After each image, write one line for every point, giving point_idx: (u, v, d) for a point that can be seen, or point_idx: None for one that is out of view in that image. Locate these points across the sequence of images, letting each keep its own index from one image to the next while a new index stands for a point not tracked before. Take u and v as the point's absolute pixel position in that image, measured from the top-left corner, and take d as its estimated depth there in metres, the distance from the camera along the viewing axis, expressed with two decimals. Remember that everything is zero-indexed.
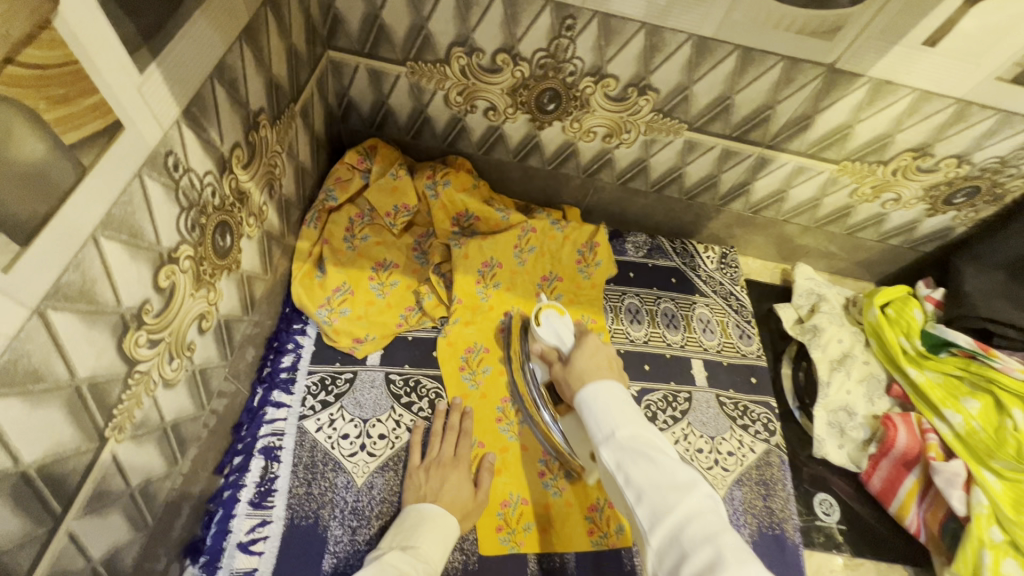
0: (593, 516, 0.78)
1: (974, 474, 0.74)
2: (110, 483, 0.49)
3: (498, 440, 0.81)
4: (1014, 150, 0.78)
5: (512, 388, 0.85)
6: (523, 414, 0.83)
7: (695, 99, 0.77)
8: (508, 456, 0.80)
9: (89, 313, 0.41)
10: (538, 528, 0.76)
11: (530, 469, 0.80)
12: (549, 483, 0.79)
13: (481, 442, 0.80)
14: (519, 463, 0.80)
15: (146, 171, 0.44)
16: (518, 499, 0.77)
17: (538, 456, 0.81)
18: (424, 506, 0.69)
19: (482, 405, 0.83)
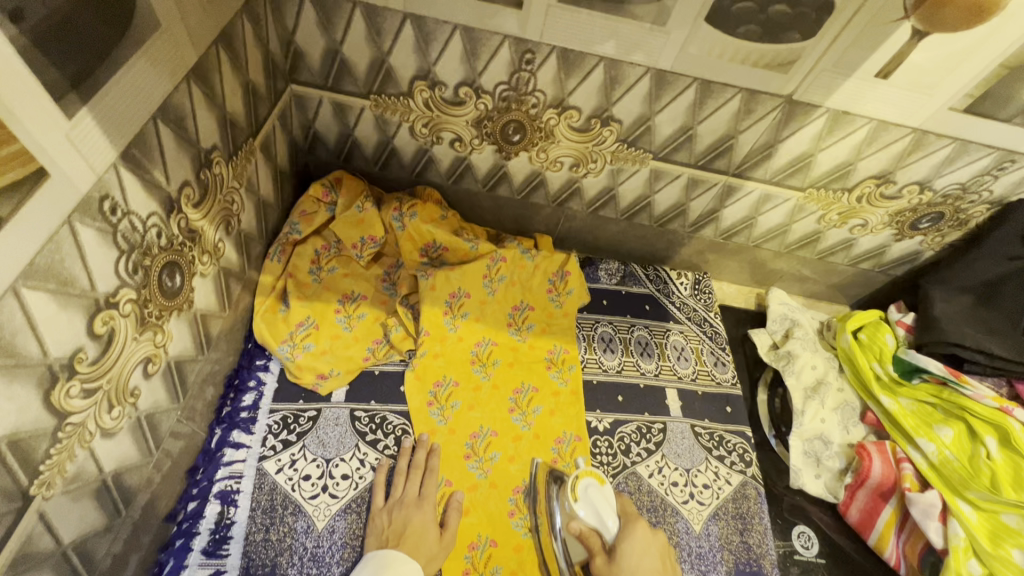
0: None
1: (950, 505, 0.73)
2: (37, 543, 0.46)
3: (466, 478, 0.79)
4: (974, 177, 0.78)
5: (481, 423, 0.83)
6: (492, 450, 0.81)
7: (658, 129, 0.77)
8: (476, 494, 0.78)
9: (9, 367, 0.39)
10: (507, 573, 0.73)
11: (499, 508, 0.77)
12: (519, 523, 0.77)
13: (449, 480, 0.78)
14: (488, 501, 0.78)
15: (76, 216, 0.43)
16: (488, 541, 0.75)
17: (508, 494, 0.79)
18: (385, 553, 0.66)
19: (451, 442, 0.81)
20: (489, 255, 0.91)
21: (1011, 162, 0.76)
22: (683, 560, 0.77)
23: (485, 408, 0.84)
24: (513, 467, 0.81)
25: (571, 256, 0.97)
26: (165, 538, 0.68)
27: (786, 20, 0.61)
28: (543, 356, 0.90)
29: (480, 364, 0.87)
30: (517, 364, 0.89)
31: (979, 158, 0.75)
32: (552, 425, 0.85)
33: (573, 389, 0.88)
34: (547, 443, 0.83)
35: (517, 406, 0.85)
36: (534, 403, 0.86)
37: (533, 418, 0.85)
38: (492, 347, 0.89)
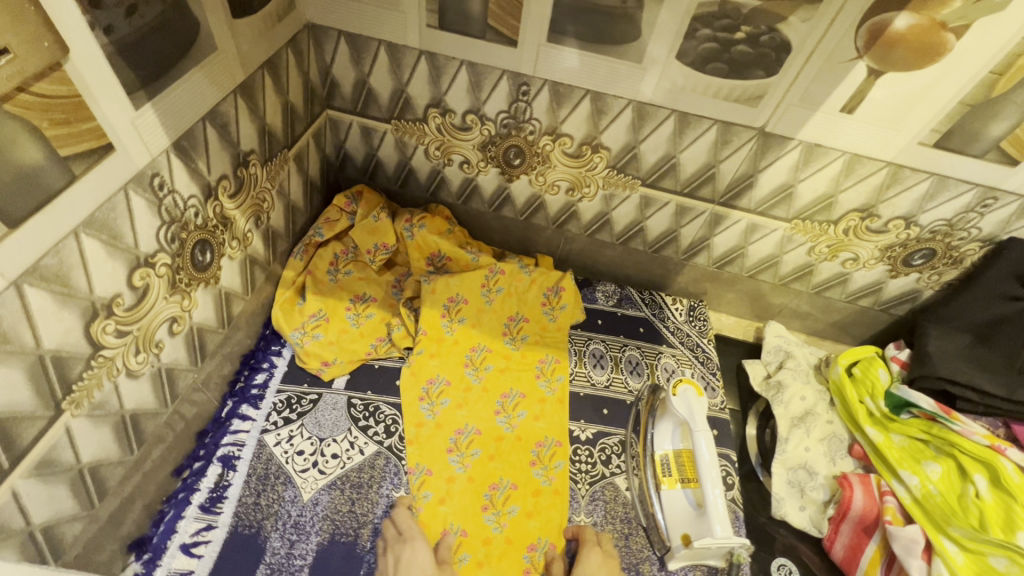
0: (532, 555, 0.77)
1: (933, 542, 0.70)
2: (60, 453, 0.55)
3: (445, 469, 0.83)
4: (959, 214, 0.80)
5: (467, 420, 0.88)
6: (473, 446, 0.85)
7: (643, 157, 0.84)
8: (453, 486, 0.82)
9: (61, 293, 0.50)
10: (473, 563, 0.76)
11: (474, 501, 0.81)
12: (490, 518, 0.80)
13: (429, 470, 0.82)
14: (463, 494, 0.81)
15: (131, 186, 0.54)
16: (457, 532, 0.78)
17: (484, 489, 0.82)
18: None
19: (435, 435, 0.85)
20: (489, 266, 0.99)
21: (993, 199, 0.77)
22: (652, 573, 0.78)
23: (472, 407, 0.89)
24: (492, 465, 0.84)
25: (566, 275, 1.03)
26: (170, 491, 0.76)
27: (749, 58, 0.69)
28: (534, 365, 0.95)
29: (473, 367, 0.93)
30: (508, 370, 0.93)
31: (959, 194, 0.77)
32: (534, 429, 0.88)
33: (559, 398, 0.92)
34: (527, 445, 0.86)
35: (503, 408, 0.90)
36: (520, 407, 0.90)
37: (517, 421, 0.89)
38: (486, 352, 0.95)
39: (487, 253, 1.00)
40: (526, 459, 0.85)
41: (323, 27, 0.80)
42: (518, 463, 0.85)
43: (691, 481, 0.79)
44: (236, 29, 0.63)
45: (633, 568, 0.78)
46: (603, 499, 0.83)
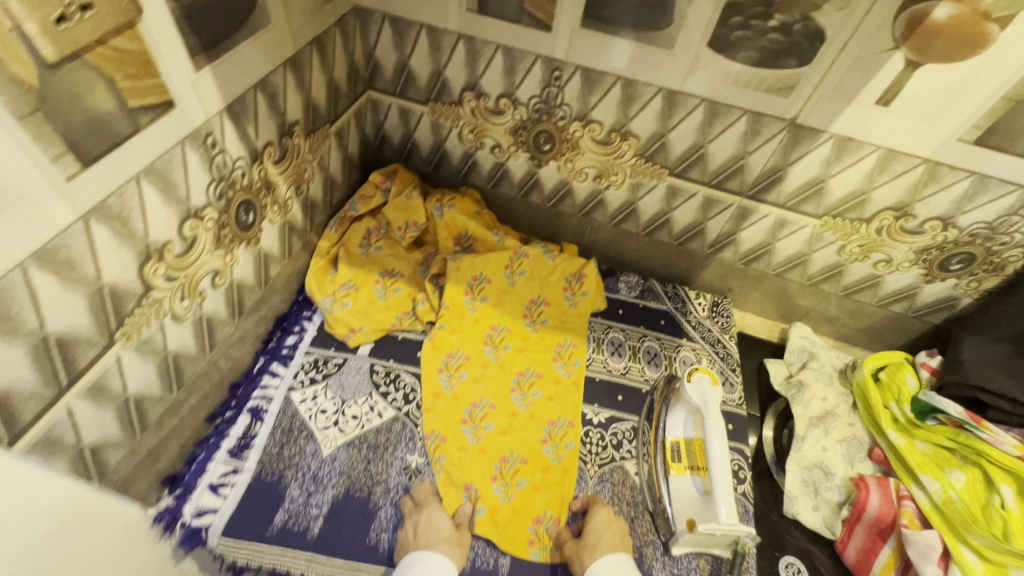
0: (537, 528, 0.79)
1: (951, 550, 0.68)
2: (111, 380, 0.60)
3: (458, 439, 0.85)
4: (1000, 216, 0.77)
5: (482, 395, 0.90)
6: (487, 419, 0.88)
7: (672, 146, 0.85)
8: (465, 455, 0.84)
9: (122, 232, 0.55)
10: (480, 528, 0.78)
11: (484, 471, 0.83)
12: (499, 488, 0.82)
13: (442, 437, 0.85)
14: (473, 464, 0.83)
15: (187, 142, 0.59)
16: (465, 498, 0.80)
17: (494, 461, 0.84)
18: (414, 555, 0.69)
19: (451, 406, 0.88)
20: (514, 249, 1.02)
21: None
22: (655, 557, 0.78)
23: (489, 382, 0.91)
24: (504, 439, 0.86)
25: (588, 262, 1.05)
26: (202, 435, 0.81)
27: (781, 47, 0.69)
28: (552, 348, 0.96)
29: (492, 345, 0.95)
30: (526, 351, 0.95)
31: (1000, 195, 0.75)
32: (547, 408, 0.90)
33: (574, 381, 0.93)
34: (540, 423, 0.88)
35: (518, 386, 0.92)
36: (535, 387, 0.92)
37: (532, 399, 0.90)
38: (505, 332, 0.97)
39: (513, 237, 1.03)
40: (537, 436, 0.87)
41: (370, 11, 0.84)
42: (529, 439, 0.86)
43: (700, 469, 0.79)
44: (289, 5, 0.68)
45: (635, 551, 0.78)
46: (612, 480, 0.84)
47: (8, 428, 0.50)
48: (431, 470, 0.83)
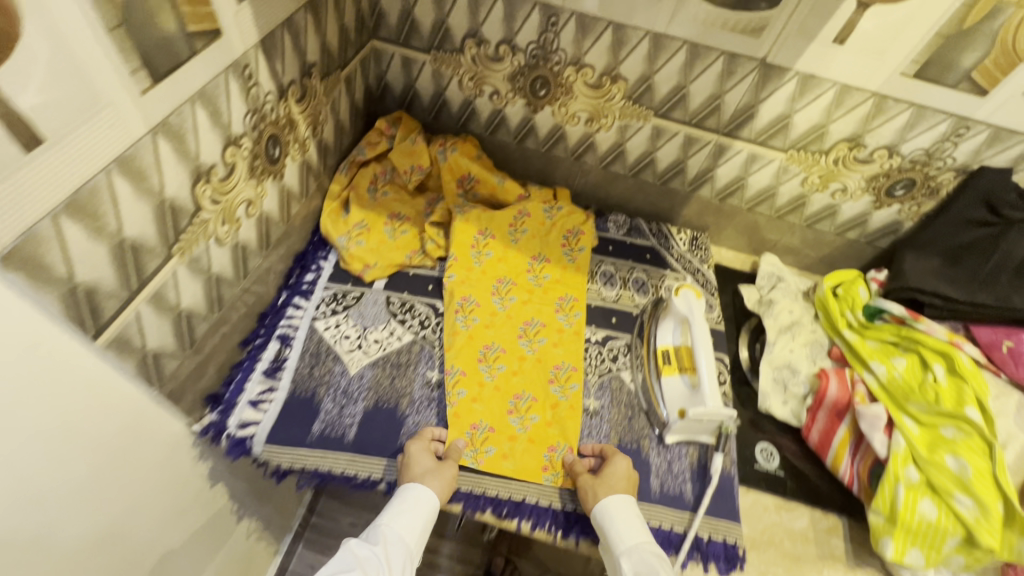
0: (552, 455, 0.86)
1: (894, 419, 0.82)
2: (168, 291, 0.66)
3: (476, 376, 0.91)
4: (936, 143, 0.90)
5: (493, 339, 0.95)
6: (500, 359, 0.93)
7: (657, 88, 0.95)
8: (483, 391, 0.90)
9: (180, 150, 0.61)
10: (498, 455, 0.84)
11: (501, 406, 0.89)
12: (516, 420, 0.88)
13: (460, 376, 0.90)
14: (492, 399, 0.89)
15: (229, 71, 0.65)
16: (486, 427, 0.86)
17: (509, 397, 0.90)
18: (410, 488, 0.76)
19: (466, 347, 0.93)
20: (517, 211, 1.08)
21: (966, 128, 0.87)
22: (651, 448, 0.89)
23: (499, 329, 0.97)
24: (516, 379, 0.92)
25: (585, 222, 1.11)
26: (236, 360, 0.87)
27: None
28: (554, 300, 1.01)
29: (499, 295, 1.00)
30: (531, 302, 1.01)
31: (935, 124, 0.87)
32: (554, 352, 0.95)
33: (576, 330, 0.98)
34: (547, 365, 0.94)
35: (526, 332, 0.97)
36: (541, 334, 0.97)
37: (539, 345, 0.96)
38: (511, 284, 1.02)
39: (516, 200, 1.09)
40: (546, 376, 0.93)
41: None
42: (539, 378, 0.92)
43: (688, 368, 0.90)
44: None
45: (634, 443, 0.89)
46: (612, 387, 0.94)
47: (93, 320, 0.57)
48: (451, 402, 0.88)
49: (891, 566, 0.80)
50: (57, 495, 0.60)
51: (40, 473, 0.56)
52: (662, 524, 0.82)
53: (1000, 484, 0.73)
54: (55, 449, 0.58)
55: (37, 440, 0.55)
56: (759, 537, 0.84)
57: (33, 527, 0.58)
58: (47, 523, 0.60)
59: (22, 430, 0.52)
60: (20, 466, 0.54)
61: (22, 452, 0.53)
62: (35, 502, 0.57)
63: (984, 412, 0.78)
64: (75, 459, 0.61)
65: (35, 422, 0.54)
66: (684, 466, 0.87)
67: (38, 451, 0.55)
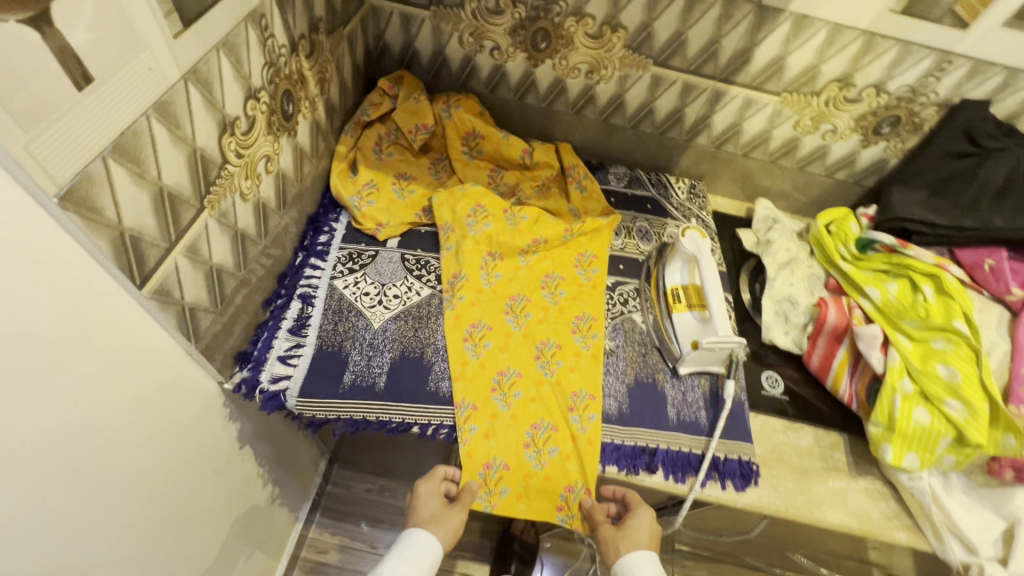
0: (568, 496, 0.82)
1: (890, 337, 0.88)
2: (201, 245, 0.67)
3: (489, 406, 0.86)
4: (920, 79, 0.95)
5: (509, 363, 0.90)
6: (515, 388, 0.88)
7: (656, 35, 0.97)
8: (497, 422, 0.85)
9: (208, 99, 0.61)
10: (513, 494, 0.82)
11: (517, 439, 0.85)
12: (532, 455, 0.84)
13: (473, 405, 0.86)
14: (507, 431, 0.85)
15: (248, 21, 0.65)
16: (501, 464, 0.83)
17: (526, 429, 0.85)
18: (413, 536, 0.78)
19: (480, 374, 0.88)
20: (534, 232, 1.03)
21: (949, 63, 0.92)
22: (666, 381, 0.94)
23: (514, 351, 0.92)
24: (534, 407, 0.87)
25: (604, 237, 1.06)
26: (260, 321, 0.88)
27: None
28: (571, 320, 0.96)
29: (513, 315, 0.96)
30: (546, 322, 0.96)
31: (920, 60, 0.92)
32: (574, 377, 0.90)
33: (594, 353, 0.93)
34: (565, 391, 0.88)
35: (542, 355, 0.92)
36: (557, 356, 0.92)
37: (556, 368, 0.91)
38: (525, 302, 0.97)
39: (527, 220, 1.04)
40: (564, 404, 0.87)
41: None
42: (557, 407, 0.87)
43: (697, 304, 0.95)
44: None
45: (649, 377, 0.94)
46: (625, 327, 0.99)
47: (139, 269, 0.57)
48: (464, 438, 0.84)
49: (890, 472, 0.89)
50: (115, 444, 0.62)
51: (99, 419, 0.58)
52: (682, 448, 0.88)
53: (987, 386, 0.80)
54: (109, 396, 0.59)
55: (93, 385, 0.56)
56: (770, 455, 0.91)
57: (98, 472, 0.60)
58: (112, 467, 0.62)
59: (79, 372, 0.54)
60: (81, 409, 0.55)
61: (83, 396, 0.55)
62: (97, 448, 0.59)
63: (970, 324, 0.85)
64: (127, 408, 0.62)
65: (90, 364, 0.55)
66: (697, 396, 0.93)
67: (96, 396, 0.57)
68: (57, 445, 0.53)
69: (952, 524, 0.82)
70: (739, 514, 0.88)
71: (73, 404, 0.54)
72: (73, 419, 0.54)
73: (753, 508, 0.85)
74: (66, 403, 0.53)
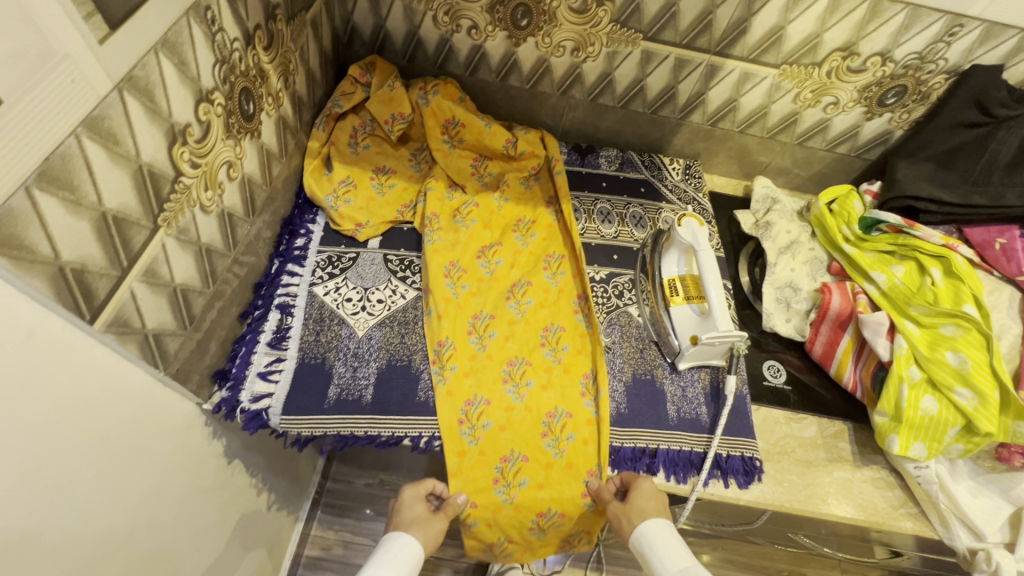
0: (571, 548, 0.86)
1: (897, 323, 0.85)
2: (160, 266, 0.62)
3: (492, 501, 0.80)
4: (929, 45, 0.88)
5: (513, 445, 0.82)
6: (523, 476, 0.81)
7: (646, 7, 0.89)
8: (503, 514, 0.81)
9: (150, 109, 0.55)
10: (516, 556, 0.85)
11: (523, 523, 0.81)
12: (537, 531, 0.82)
13: (476, 503, 0.80)
14: (513, 520, 0.81)
15: (190, 15, 0.58)
16: (505, 541, 0.83)
17: (531, 514, 0.81)
18: (399, 535, 0.74)
19: (481, 464, 0.80)
20: (513, 278, 0.96)
21: (960, 27, 0.85)
22: (665, 376, 0.91)
23: (517, 429, 0.83)
24: (542, 495, 0.81)
25: (594, 277, 0.97)
26: (238, 334, 0.83)
27: None
28: (578, 381, 0.87)
29: (513, 383, 0.85)
30: (551, 386, 0.86)
31: (930, 24, 0.86)
32: (586, 454, 0.82)
33: (605, 417, 0.84)
34: (579, 473, 0.81)
35: (549, 430, 0.83)
36: (568, 429, 0.83)
37: (566, 445, 0.82)
38: (524, 366, 0.87)
39: (503, 265, 0.97)
40: (577, 489, 0.81)
41: None
42: (568, 493, 0.81)
43: (696, 296, 0.90)
44: None
45: (647, 373, 0.90)
46: (622, 323, 0.95)
47: (87, 303, 0.52)
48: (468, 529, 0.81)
49: (895, 461, 0.86)
50: (93, 488, 0.58)
51: (67, 467, 0.53)
52: (683, 447, 0.85)
53: (997, 373, 0.77)
54: (74, 443, 0.54)
55: (58, 430, 0.51)
56: (773, 449, 0.88)
57: (76, 521, 0.56)
58: (93, 511, 0.58)
59: (33, 425, 0.48)
60: (38, 465, 0.49)
61: (46, 444, 0.50)
62: (65, 499, 0.54)
63: (980, 308, 0.82)
64: (101, 449, 0.58)
65: (46, 413, 0.49)
66: (697, 391, 0.90)
67: (62, 441, 0.52)
68: (28, 503, 0.49)
69: (959, 509, 0.81)
70: (742, 511, 0.86)
71: (30, 462, 0.48)
72: (39, 471, 0.50)
73: (756, 505, 0.83)
74: (29, 456, 0.48)
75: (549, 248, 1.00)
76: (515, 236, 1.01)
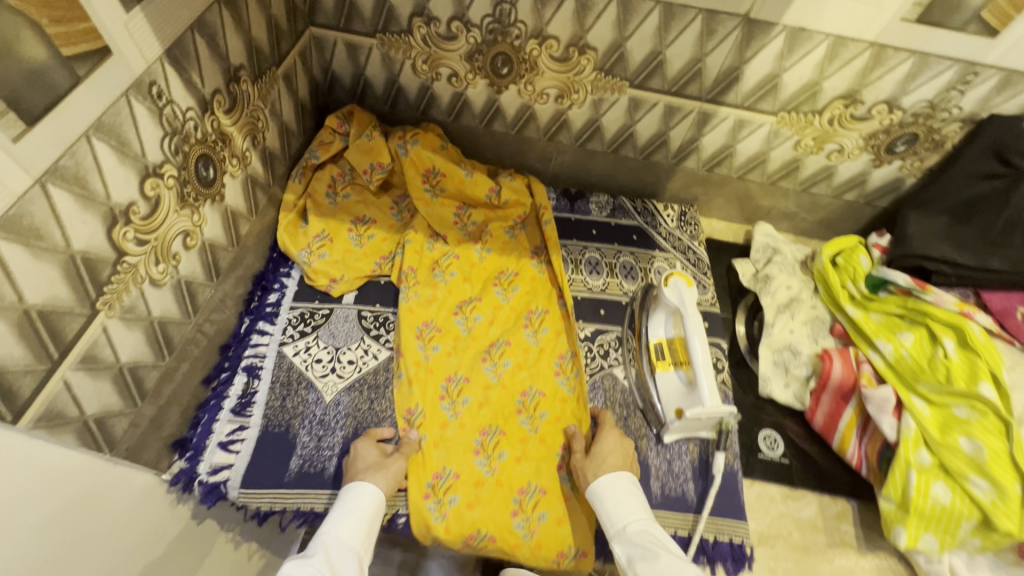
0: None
1: (904, 400, 0.77)
2: (101, 350, 0.59)
3: None
4: (940, 93, 0.82)
5: (480, 524, 0.76)
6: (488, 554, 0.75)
7: (630, 56, 0.85)
8: None
9: (82, 196, 0.53)
10: None
11: None
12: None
13: None
14: None
15: (131, 92, 0.56)
16: None
17: None
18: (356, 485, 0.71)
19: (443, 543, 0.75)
20: (491, 337, 0.91)
21: (974, 75, 0.79)
22: (650, 446, 0.85)
23: (485, 507, 0.77)
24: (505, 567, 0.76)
25: (577, 335, 0.92)
26: (202, 400, 0.81)
27: None
28: (555, 453, 0.83)
29: (484, 455, 0.81)
30: (526, 459, 0.82)
31: (940, 72, 0.79)
32: (558, 535, 0.77)
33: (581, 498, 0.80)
34: (547, 556, 0.76)
35: (520, 509, 0.78)
36: (541, 508, 0.78)
37: (537, 526, 0.77)
38: (499, 436, 0.83)
39: (481, 322, 0.92)
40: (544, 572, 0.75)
41: None
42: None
43: (683, 362, 0.85)
44: None
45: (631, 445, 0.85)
46: (605, 386, 0.90)
47: (9, 406, 0.49)
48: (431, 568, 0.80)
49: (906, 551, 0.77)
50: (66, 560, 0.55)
51: (35, 544, 0.51)
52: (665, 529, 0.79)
53: (1018, 464, 0.69)
54: (36, 525, 0.51)
55: (23, 510, 0.49)
56: (767, 531, 0.81)
57: None
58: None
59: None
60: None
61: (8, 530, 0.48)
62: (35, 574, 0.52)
63: (998, 387, 0.74)
64: (71, 520, 0.56)
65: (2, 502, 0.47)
66: (685, 464, 0.83)
67: (28, 519, 0.50)
68: None
69: None
70: None
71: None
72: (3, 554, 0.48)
73: None
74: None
75: (531, 303, 0.95)
76: (495, 289, 0.96)
